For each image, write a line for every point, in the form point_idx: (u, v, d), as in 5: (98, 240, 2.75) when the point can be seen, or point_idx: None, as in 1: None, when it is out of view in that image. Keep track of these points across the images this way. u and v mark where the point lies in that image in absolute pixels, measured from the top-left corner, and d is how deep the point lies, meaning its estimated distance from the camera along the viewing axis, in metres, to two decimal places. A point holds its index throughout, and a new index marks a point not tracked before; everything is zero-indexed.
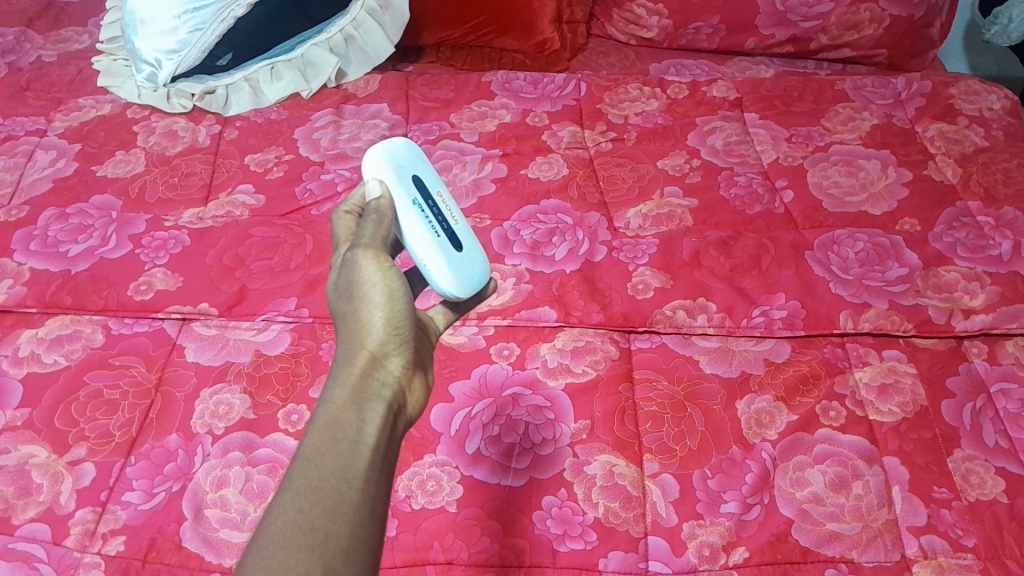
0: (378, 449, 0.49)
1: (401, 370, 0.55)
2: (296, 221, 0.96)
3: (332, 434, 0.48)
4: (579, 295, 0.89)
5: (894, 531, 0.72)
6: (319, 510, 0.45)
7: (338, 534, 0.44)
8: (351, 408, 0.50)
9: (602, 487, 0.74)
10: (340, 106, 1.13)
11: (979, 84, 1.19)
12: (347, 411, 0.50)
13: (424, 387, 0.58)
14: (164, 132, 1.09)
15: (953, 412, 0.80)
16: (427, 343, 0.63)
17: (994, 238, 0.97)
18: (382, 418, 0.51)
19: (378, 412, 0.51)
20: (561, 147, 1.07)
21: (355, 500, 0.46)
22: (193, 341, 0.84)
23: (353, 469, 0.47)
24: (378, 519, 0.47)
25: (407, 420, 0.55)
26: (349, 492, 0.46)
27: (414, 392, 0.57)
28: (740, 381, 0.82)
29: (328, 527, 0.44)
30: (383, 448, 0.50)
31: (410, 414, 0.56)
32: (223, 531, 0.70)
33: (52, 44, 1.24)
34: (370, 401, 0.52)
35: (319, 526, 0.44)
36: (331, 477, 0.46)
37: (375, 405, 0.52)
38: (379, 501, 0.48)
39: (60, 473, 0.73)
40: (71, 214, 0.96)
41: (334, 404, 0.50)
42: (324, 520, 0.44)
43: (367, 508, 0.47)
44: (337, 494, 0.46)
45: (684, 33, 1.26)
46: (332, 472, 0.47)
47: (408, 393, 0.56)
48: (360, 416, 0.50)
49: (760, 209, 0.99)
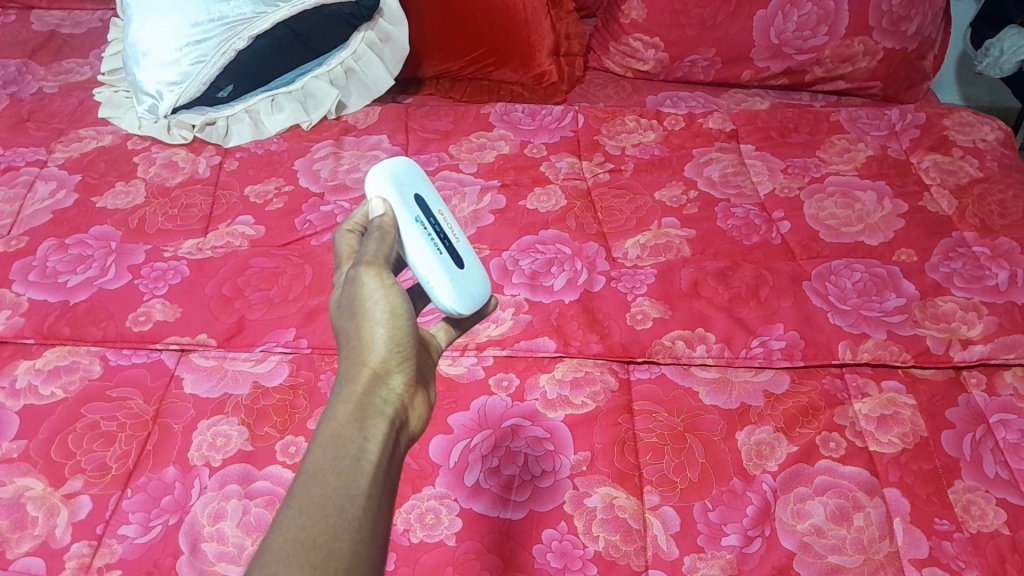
0: (380, 466, 0.49)
1: (403, 387, 0.55)
2: (295, 251, 0.96)
3: (334, 451, 0.48)
4: (579, 325, 0.89)
5: (897, 564, 0.72)
6: (322, 530, 0.44)
7: (341, 551, 0.44)
8: (353, 425, 0.50)
9: (602, 520, 0.73)
10: (340, 137, 1.14)
11: (973, 116, 1.21)
12: (349, 428, 0.50)
13: (426, 403, 0.57)
14: (164, 163, 1.09)
15: (953, 443, 0.80)
16: (428, 356, 0.62)
17: (991, 268, 0.97)
18: (385, 435, 0.51)
19: (380, 428, 0.51)
20: (559, 178, 1.08)
21: (359, 519, 0.46)
22: (191, 372, 0.84)
23: (355, 486, 0.47)
24: (381, 538, 0.47)
25: (409, 438, 0.55)
26: (351, 509, 0.46)
27: (417, 409, 0.56)
28: (740, 412, 0.82)
29: (330, 544, 0.44)
30: (385, 465, 0.50)
31: (413, 430, 0.56)
32: (220, 565, 0.69)
33: (54, 75, 1.25)
34: (372, 418, 0.51)
35: (322, 543, 0.44)
36: (333, 494, 0.46)
37: (377, 423, 0.51)
38: (381, 518, 0.48)
39: (56, 506, 0.73)
40: (70, 244, 0.96)
41: (336, 421, 0.50)
42: (326, 537, 0.44)
43: (370, 525, 0.46)
44: (340, 511, 0.45)
45: (680, 66, 1.27)
46: (334, 489, 0.46)
47: (410, 410, 0.55)
48: (362, 432, 0.50)
49: (757, 239, 1.00)
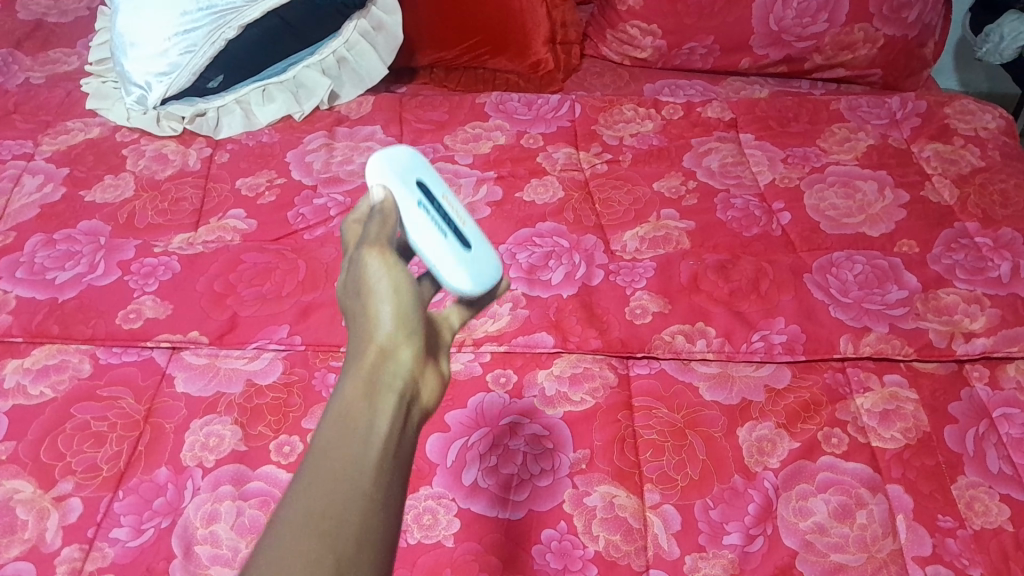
0: (392, 439, 0.47)
1: (414, 360, 0.53)
2: (288, 246, 0.94)
3: (344, 425, 0.46)
4: (577, 320, 0.88)
5: (900, 561, 0.71)
6: (331, 508, 0.42)
7: (352, 523, 0.42)
8: (363, 399, 0.48)
9: (603, 520, 0.72)
10: (333, 128, 1.12)
11: (973, 104, 1.19)
12: (359, 402, 0.48)
13: (439, 376, 0.56)
14: (153, 155, 1.07)
15: (956, 439, 0.79)
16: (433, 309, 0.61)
17: (993, 259, 0.96)
18: (396, 409, 0.49)
19: (390, 403, 0.49)
20: (556, 169, 1.06)
21: (370, 496, 0.44)
22: (182, 370, 0.82)
23: (366, 459, 0.45)
24: (393, 513, 0.45)
25: (424, 412, 0.53)
26: (361, 481, 0.44)
27: (430, 384, 0.54)
28: (740, 408, 0.81)
29: (341, 516, 0.42)
30: (398, 439, 0.48)
31: (428, 404, 0.54)
32: (214, 568, 0.68)
33: (40, 66, 1.22)
34: (383, 392, 0.50)
35: (333, 516, 0.42)
36: (343, 468, 0.44)
37: (388, 396, 0.50)
38: (394, 493, 0.46)
39: (46, 509, 0.71)
40: (58, 240, 0.95)
41: (344, 397, 0.49)
42: (337, 510, 0.42)
43: (382, 500, 0.45)
44: (350, 483, 0.44)
45: (678, 53, 1.25)
46: (345, 463, 0.45)
47: (423, 384, 0.54)
48: (372, 406, 0.48)
49: (757, 231, 0.99)
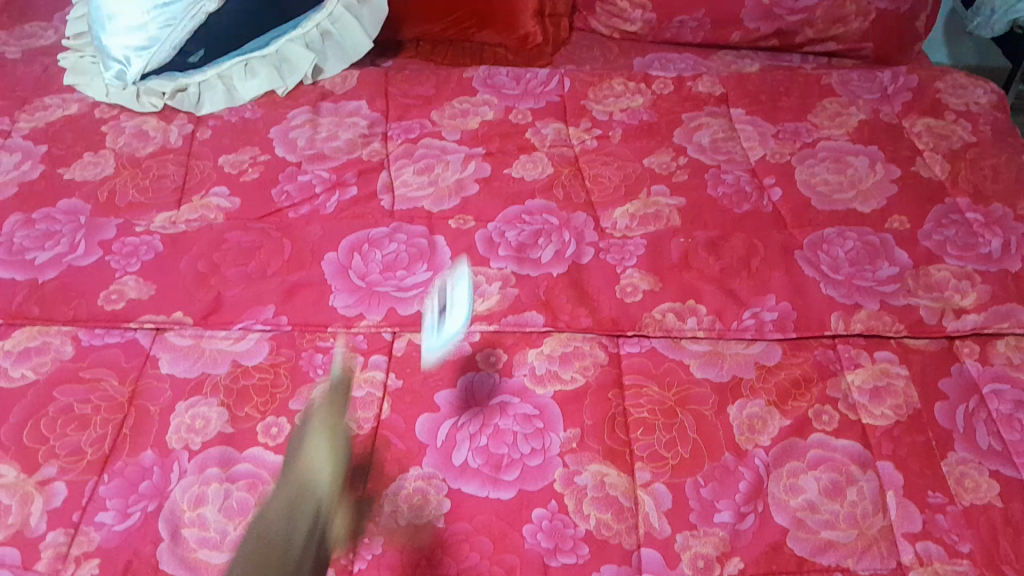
0: (327, 478, 0.65)
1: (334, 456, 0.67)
2: (273, 224, 0.93)
3: (298, 480, 0.64)
4: (567, 299, 0.87)
5: (890, 538, 0.71)
6: (270, 539, 0.60)
7: (279, 519, 0.61)
8: (304, 461, 0.66)
9: (594, 499, 0.72)
10: (317, 104, 1.10)
11: (965, 78, 1.18)
12: (303, 463, 0.66)
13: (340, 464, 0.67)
14: (134, 132, 1.05)
15: (946, 415, 0.79)
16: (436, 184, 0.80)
17: (984, 235, 0.96)
18: (326, 461, 0.66)
19: (320, 457, 0.66)
20: (545, 145, 1.05)
21: (301, 525, 0.61)
22: (166, 351, 0.81)
23: (306, 494, 0.63)
24: (311, 525, 0.62)
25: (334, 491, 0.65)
26: (304, 492, 0.63)
27: (334, 473, 0.66)
28: (731, 385, 0.81)
29: (286, 514, 0.61)
30: (332, 481, 0.65)
31: (331, 477, 0.66)
32: (202, 551, 0.67)
33: (16, 41, 1.19)
34: (320, 446, 0.67)
35: (279, 516, 0.61)
36: (292, 500, 0.62)
37: (323, 448, 0.67)
38: (309, 515, 0.62)
39: (29, 493, 0.70)
40: (37, 219, 0.93)
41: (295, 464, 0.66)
42: (286, 507, 0.62)
43: (309, 515, 0.62)
44: (295, 505, 0.62)
45: (668, 27, 1.24)
46: (291, 500, 0.62)
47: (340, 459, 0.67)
48: (307, 463, 0.65)
49: (748, 207, 0.98)
